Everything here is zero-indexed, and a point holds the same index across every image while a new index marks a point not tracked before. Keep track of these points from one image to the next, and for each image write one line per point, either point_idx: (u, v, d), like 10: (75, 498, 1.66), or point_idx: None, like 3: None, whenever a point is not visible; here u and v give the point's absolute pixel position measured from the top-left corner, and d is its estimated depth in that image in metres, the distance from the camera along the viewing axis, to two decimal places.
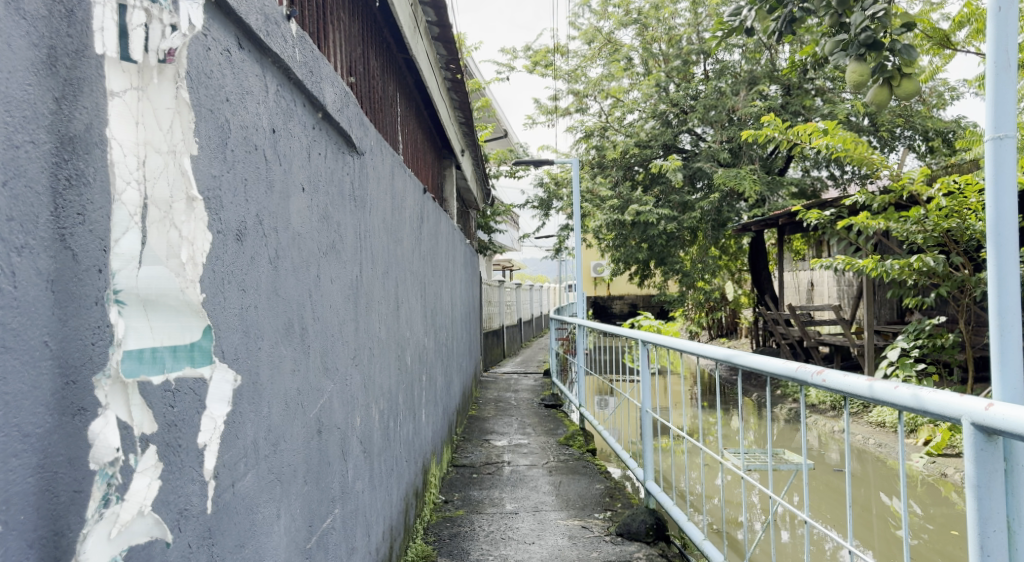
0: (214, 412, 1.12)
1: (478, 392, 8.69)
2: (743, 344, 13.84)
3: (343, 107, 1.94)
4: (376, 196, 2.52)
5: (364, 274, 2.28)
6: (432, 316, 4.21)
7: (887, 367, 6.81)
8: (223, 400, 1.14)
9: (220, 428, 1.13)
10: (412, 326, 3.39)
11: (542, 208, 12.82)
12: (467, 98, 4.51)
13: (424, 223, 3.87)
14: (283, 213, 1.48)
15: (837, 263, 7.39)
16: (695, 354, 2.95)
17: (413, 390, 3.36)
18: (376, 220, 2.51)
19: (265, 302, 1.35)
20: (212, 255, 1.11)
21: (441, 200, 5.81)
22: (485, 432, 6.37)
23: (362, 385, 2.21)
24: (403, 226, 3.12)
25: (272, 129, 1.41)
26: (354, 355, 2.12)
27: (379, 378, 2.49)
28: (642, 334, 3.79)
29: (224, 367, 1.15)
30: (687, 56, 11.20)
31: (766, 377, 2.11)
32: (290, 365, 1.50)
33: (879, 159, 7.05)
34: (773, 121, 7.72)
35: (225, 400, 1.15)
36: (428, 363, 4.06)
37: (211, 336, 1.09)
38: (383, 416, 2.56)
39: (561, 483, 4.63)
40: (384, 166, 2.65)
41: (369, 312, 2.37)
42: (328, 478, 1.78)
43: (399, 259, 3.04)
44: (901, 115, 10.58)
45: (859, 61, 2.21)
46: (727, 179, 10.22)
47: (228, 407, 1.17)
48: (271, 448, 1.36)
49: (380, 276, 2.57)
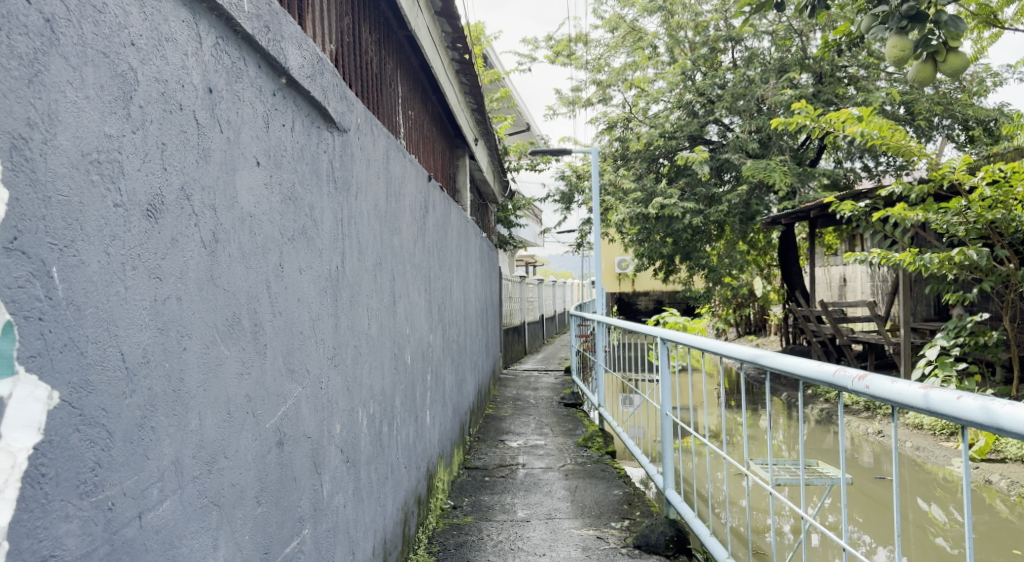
0: (12, 443, 0.77)
1: (496, 390, 8.47)
2: (771, 342, 13.47)
3: (315, 75, 1.71)
4: (366, 180, 2.30)
5: (348, 264, 2.06)
6: (440, 311, 4.00)
7: (926, 367, 6.45)
8: (31, 426, 0.79)
9: (22, 467, 0.78)
10: (414, 322, 3.18)
11: (564, 201, 12.55)
12: (477, 82, 4.28)
13: (430, 213, 3.65)
14: (227, 190, 1.27)
15: (871, 257, 7.03)
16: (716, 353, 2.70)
17: (415, 391, 3.14)
18: (365, 206, 2.29)
19: (194, 292, 1.14)
20: (90, 231, 0.88)
21: (453, 191, 5.58)
22: (500, 432, 6.14)
23: (345, 388, 2.00)
24: (401, 214, 2.90)
25: (207, 88, 1.19)
26: (335, 354, 1.91)
27: (369, 379, 2.28)
28: (663, 331, 3.53)
29: (32, 381, 0.80)
30: (715, 44, 10.89)
31: (797, 378, 1.87)
32: (236, 367, 1.29)
33: (918, 147, 6.66)
34: (804, 108, 7.36)
35: (35, 428, 0.80)
36: (435, 361, 3.84)
37: (16, 336, 0.78)
38: (374, 421, 2.34)
39: (577, 489, 4.39)
40: (376, 148, 2.44)
41: (356, 308, 2.16)
42: (294, 496, 1.56)
43: (397, 250, 2.82)
44: (939, 103, 10.16)
45: (900, 34, 2.22)
46: (755, 171, 9.89)
47: (39, 437, 0.80)
48: (203, 467, 1.15)
49: (371, 267, 2.36)
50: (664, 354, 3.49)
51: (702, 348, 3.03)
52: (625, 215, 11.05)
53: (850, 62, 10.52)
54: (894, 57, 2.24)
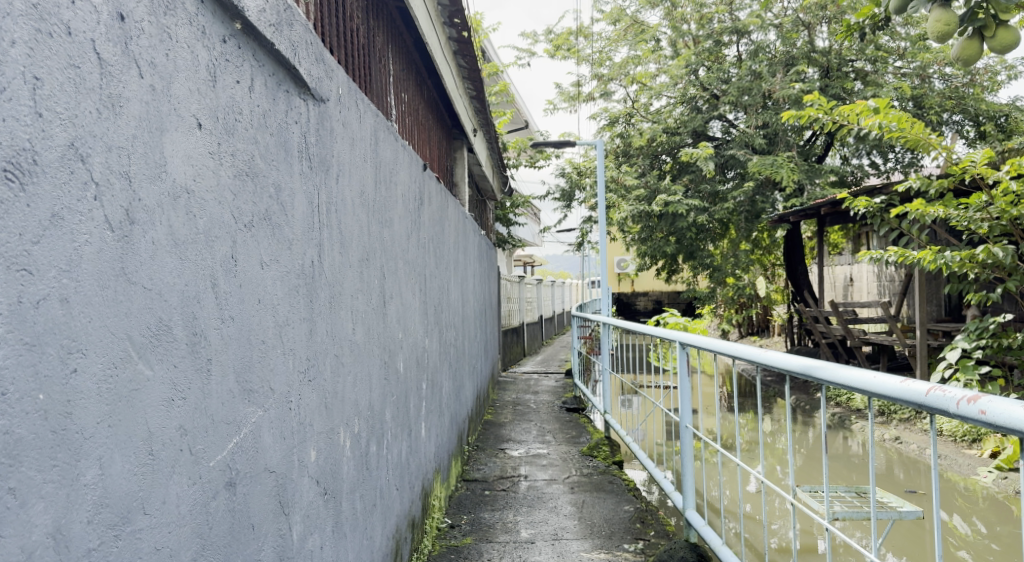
0: None
1: (495, 395, 8.15)
2: (776, 343, 13.21)
3: (280, 24, 1.40)
4: (350, 161, 1.98)
5: (327, 258, 1.73)
6: (436, 313, 3.68)
7: (947, 370, 6.14)
8: None
9: None
10: (408, 325, 2.87)
11: (564, 199, 12.15)
12: (476, 64, 3.96)
13: (425, 205, 3.34)
14: (152, 155, 0.96)
15: (888, 255, 6.72)
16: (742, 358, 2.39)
17: (408, 403, 2.82)
18: (350, 195, 1.98)
19: (97, 293, 0.84)
20: None
21: (451, 185, 5.26)
22: (501, 440, 5.82)
23: (325, 408, 1.68)
24: (393, 205, 2.58)
25: (119, 15, 0.89)
26: (310, 368, 1.59)
27: (353, 394, 1.95)
28: (680, 335, 3.21)
29: None
30: (719, 37, 10.61)
31: (865, 395, 1.54)
32: (165, 393, 0.97)
33: (937, 140, 6.34)
34: (817, 100, 7.05)
35: None
36: (431, 367, 3.51)
37: None
38: (360, 442, 2.01)
39: (585, 505, 4.07)
40: (364, 127, 2.13)
41: (339, 312, 1.84)
42: (253, 547, 1.25)
43: (388, 245, 2.50)
44: (950, 98, 9.86)
45: (943, 6, 1.82)
46: (762, 167, 9.61)
47: None
48: (113, 531, 0.85)
49: (356, 263, 2.04)
50: (681, 360, 3.16)
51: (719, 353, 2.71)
52: (627, 213, 10.75)
53: (857, 55, 10.23)
54: (937, 33, 1.83)
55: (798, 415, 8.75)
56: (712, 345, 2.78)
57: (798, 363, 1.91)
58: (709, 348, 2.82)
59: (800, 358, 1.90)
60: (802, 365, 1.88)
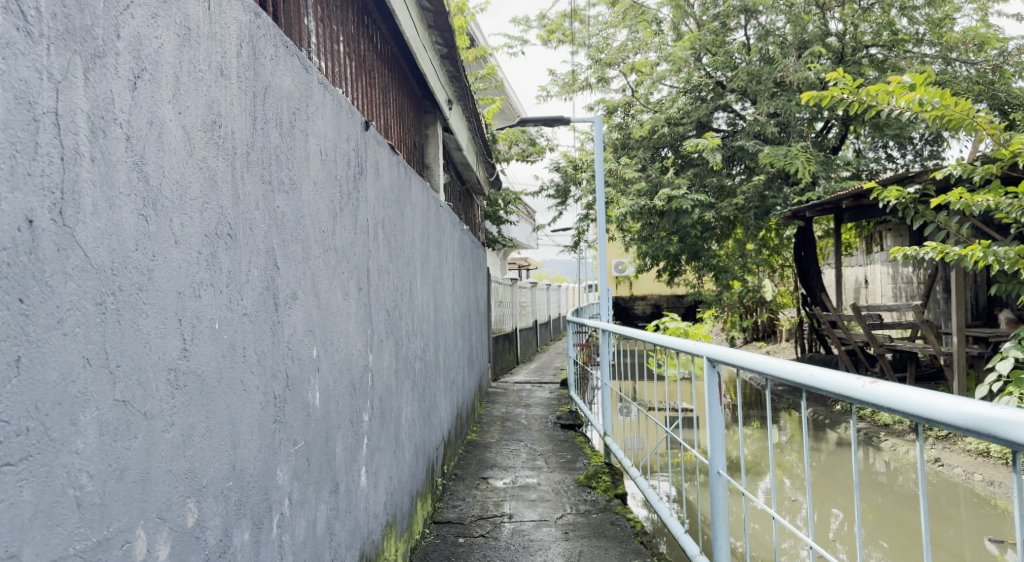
0: None
1: (481, 408, 7.32)
2: (786, 350, 12.48)
3: None
4: (179, 66, 1.17)
5: (69, 230, 0.90)
6: (390, 322, 2.86)
7: (997, 384, 5.26)
8: None
9: None
10: (334, 339, 2.04)
11: (559, 195, 11.36)
12: (442, 4, 3.14)
13: (370, 177, 2.52)
14: None
15: (926, 252, 5.85)
16: (810, 387, 1.66)
17: (332, 448, 2.00)
18: (188, 130, 1.20)
19: None
20: None
21: (421, 167, 4.44)
22: (484, 467, 4.99)
23: (83, 514, 0.91)
24: (299, 163, 1.75)
25: None
26: (3, 441, 0.81)
27: (164, 467, 1.10)
28: (707, 347, 2.36)
29: None
30: (727, 19, 9.85)
31: None
32: None
33: (985, 120, 5.33)
34: (841, 78, 6.07)
35: None
36: (382, 388, 2.70)
37: None
38: (199, 543, 1.20)
39: (581, 559, 3.25)
40: (220, 23, 1.33)
41: (143, 323, 1.05)
42: None
43: (286, 222, 1.67)
44: (978, 83, 8.95)
45: None
46: (775, 158, 8.82)
47: None
48: None
49: (200, 245, 1.24)
50: (710, 381, 2.31)
51: (772, 377, 1.90)
52: (628, 208, 9.96)
53: (872, 40, 9.43)
54: None
55: (813, 430, 7.94)
56: (758, 362, 2.00)
57: (957, 411, 1.16)
58: (753, 367, 2.03)
59: (957, 404, 1.15)
60: (963, 415, 1.13)
